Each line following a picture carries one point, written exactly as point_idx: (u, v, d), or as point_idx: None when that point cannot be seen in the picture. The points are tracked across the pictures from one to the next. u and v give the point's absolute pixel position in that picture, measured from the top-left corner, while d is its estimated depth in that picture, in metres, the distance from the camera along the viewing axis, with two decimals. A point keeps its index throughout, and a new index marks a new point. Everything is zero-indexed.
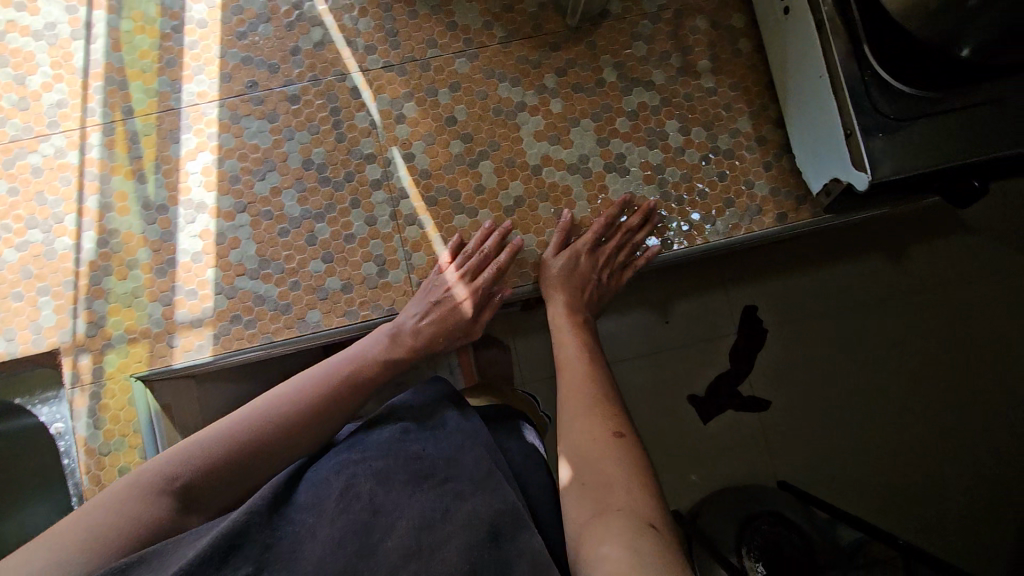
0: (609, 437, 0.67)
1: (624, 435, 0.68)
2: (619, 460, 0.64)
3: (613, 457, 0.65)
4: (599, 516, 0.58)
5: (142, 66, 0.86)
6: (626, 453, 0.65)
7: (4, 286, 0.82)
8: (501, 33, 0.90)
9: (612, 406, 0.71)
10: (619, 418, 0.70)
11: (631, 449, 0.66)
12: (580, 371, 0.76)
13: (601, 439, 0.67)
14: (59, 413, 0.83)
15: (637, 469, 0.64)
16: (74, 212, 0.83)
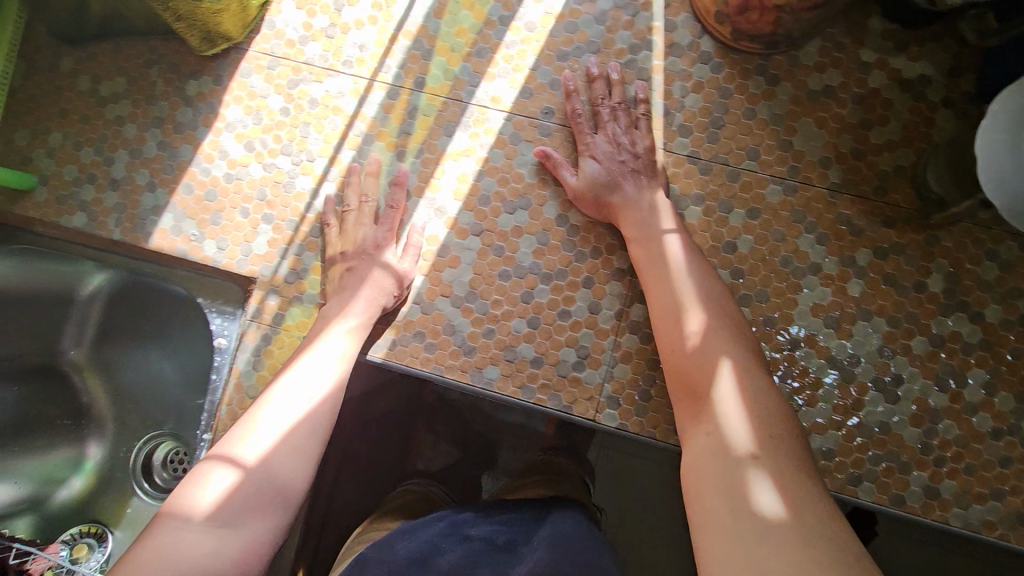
0: (743, 437, 0.54)
1: (758, 450, 0.53)
2: (780, 478, 0.50)
3: (756, 472, 0.51)
4: (744, 506, 0.49)
5: (453, 44, 0.81)
6: (781, 467, 0.51)
7: (237, 196, 0.82)
8: (835, 178, 0.75)
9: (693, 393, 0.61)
10: (756, 426, 0.55)
11: (776, 448, 0.53)
12: (670, 369, 0.65)
13: (714, 437, 0.55)
14: (227, 329, 0.82)
15: (777, 465, 0.51)
16: (327, 158, 0.81)
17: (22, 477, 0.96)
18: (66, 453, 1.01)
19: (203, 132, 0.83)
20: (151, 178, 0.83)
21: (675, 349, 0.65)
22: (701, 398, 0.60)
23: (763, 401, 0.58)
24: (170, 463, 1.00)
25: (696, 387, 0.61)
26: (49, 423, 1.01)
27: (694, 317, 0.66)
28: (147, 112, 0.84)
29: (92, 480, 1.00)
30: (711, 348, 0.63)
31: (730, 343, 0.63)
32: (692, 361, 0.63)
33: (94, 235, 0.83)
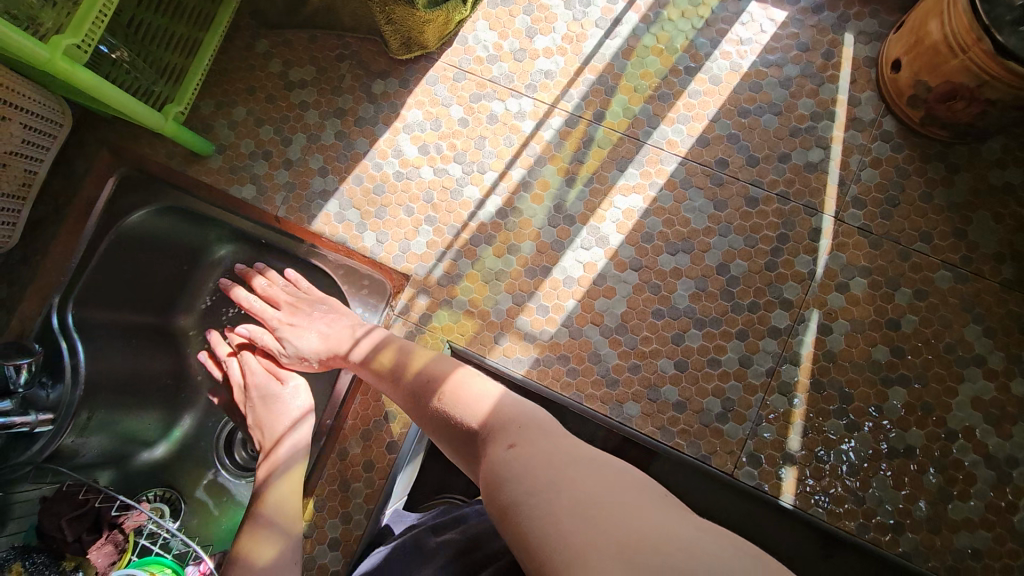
0: (513, 455, 0.50)
1: (517, 443, 0.52)
2: (590, 485, 0.47)
3: (525, 469, 0.48)
4: (545, 510, 0.44)
5: (637, 85, 0.83)
6: (531, 456, 0.49)
7: (404, 195, 0.84)
8: (1008, 274, 0.75)
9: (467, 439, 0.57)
10: (514, 426, 0.54)
11: (548, 456, 0.49)
12: (442, 439, 0.59)
13: (494, 472, 0.50)
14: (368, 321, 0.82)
15: (563, 480, 0.47)
16: (498, 172, 0.83)
17: (114, 430, 0.95)
18: (156, 417, 1.00)
19: (382, 129, 0.86)
20: (325, 165, 0.86)
21: (453, 422, 0.58)
22: (512, 440, 0.52)
23: (539, 438, 0.53)
24: (250, 443, 1.04)
25: (501, 437, 0.54)
26: (142, 385, 0.98)
27: (452, 381, 0.61)
28: (330, 101, 0.87)
29: (176, 450, 1.01)
30: (461, 427, 0.58)
31: (475, 390, 0.60)
32: (467, 432, 0.57)
33: (261, 209, 0.87)
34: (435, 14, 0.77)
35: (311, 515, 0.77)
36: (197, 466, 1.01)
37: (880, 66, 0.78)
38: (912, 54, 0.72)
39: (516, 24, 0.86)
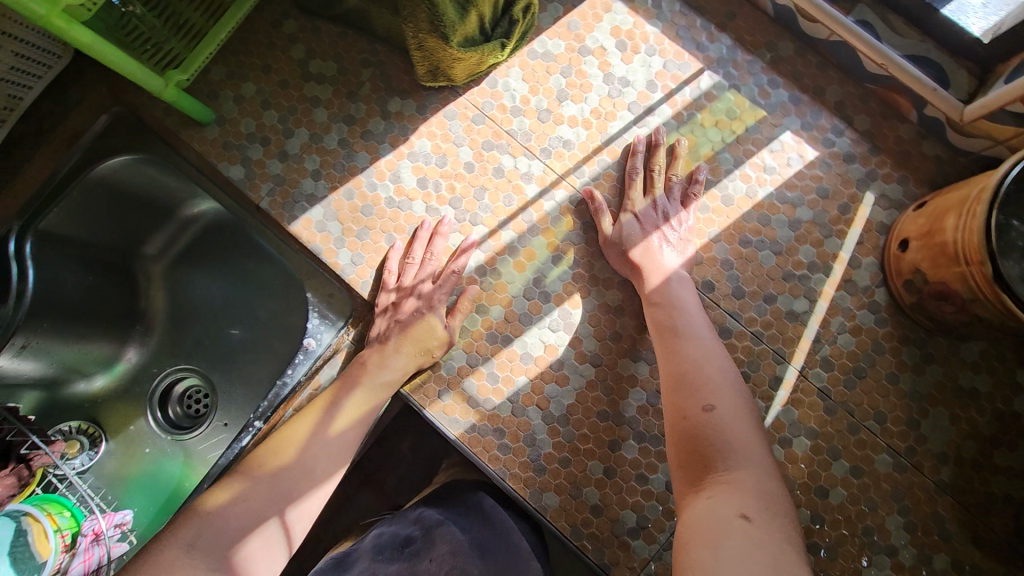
0: (725, 513, 0.48)
1: (750, 517, 0.47)
2: (740, 558, 0.43)
3: (715, 537, 0.46)
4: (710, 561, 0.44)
5: (651, 182, 0.81)
6: (748, 539, 0.45)
7: (390, 223, 0.82)
8: (945, 475, 0.75)
9: (701, 463, 0.56)
10: (745, 493, 0.51)
11: (750, 535, 0.45)
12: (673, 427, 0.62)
13: (702, 511, 0.50)
14: (319, 333, 0.82)
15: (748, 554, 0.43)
16: (488, 229, 0.82)
17: (55, 360, 0.93)
18: (102, 350, 0.98)
19: (387, 150, 0.84)
20: (319, 168, 0.84)
21: (699, 445, 0.58)
22: (744, 504, 0.49)
23: (773, 523, 0.47)
24: (187, 400, 1.02)
25: (739, 496, 0.50)
26: (91, 319, 0.96)
27: (728, 416, 0.60)
28: (342, 105, 0.85)
29: (116, 386, 1.00)
30: (695, 434, 0.59)
31: (739, 428, 0.59)
32: (694, 449, 0.58)
33: (244, 194, 0.85)
34: (467, 54, 0.77)
35: None
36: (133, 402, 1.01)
37: (889, 238, 0.77)
38: (921, 242, 0.71)
39: (548, 83, 0.84)
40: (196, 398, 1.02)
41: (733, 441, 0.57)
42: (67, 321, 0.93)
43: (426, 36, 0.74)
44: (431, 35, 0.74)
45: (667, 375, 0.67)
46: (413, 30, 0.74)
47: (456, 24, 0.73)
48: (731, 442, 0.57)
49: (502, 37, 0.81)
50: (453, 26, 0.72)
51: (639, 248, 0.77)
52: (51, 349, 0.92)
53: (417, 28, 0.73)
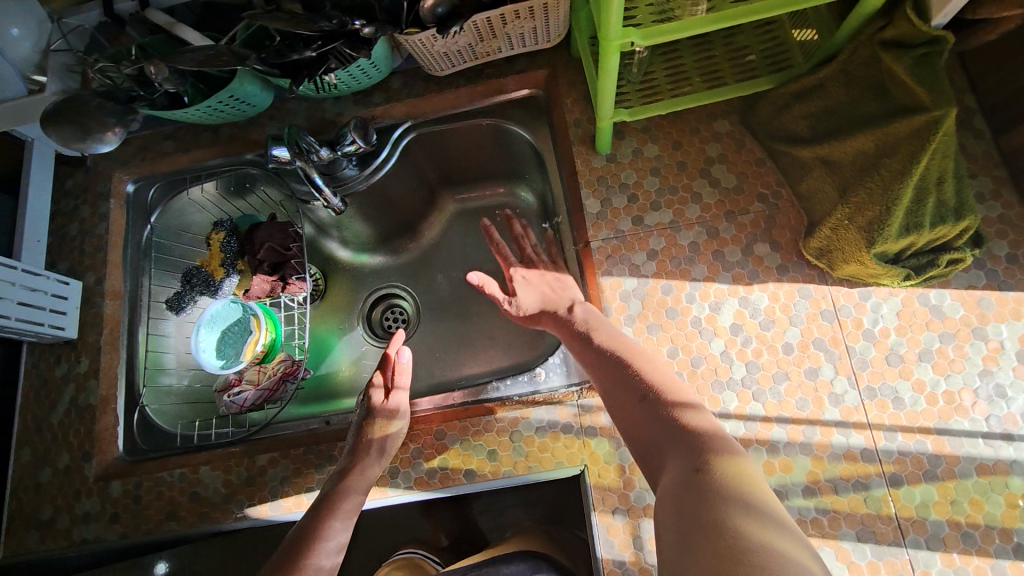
0: (688, 477, 0.57)
1: (701, 468, 0.57)
2: (710, 496, 0.53)
3: (685, 493, 0.55)
4: (686, 517, 0.52)
5: (958, 501, 0.71)
6: (711, 486, 0.54)
7: (683, 338, 0.82)
8: None
9: (650, 453, 0.65)
10: (692, 450, 0.60)
11: (712, 482, 0.54)
12: (608, 395, 0.72)
13: (670, 480, 0.58)
14: (552, 369, 0.88)
15: (718, 500, 0.52)
16: (764, 413, 0.77)
17: (341, 225, 1.17)
18: (365, 237, 1.21)
19: (726, 279, 0.83)
20: (659, 251, 0.86)
21: (656, 420, 0.66)
22: (699, 461, 0.58)
23: (718, 463, 0.57)
24: (392, 313, 1.23)
25: (693, 455, 0.59)
26: (383, 217, 1.17)
27: (674, 382, 0.71)
28: (716, 217, 0.86)
29: (352, 265, 1.24)
30: (628, 388, 0.70)
31: (671, 394, 0.68)
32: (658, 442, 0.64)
33: (584, 226, 0.90)
34: (870, 264, 0.73)
35: None
36: (355, 284, 1.24)
37: None
38: None
39: (920, 336, 0.77)
40: (397, 315, 1.22)
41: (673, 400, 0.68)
42: (367, 207, 1.14)
43: (851, 223, 0.73)
44: (855, 226, 0.72)
45: (601, 385, 0.73)
46: (842, 213, 0.73)
47: (890, 237, 0.69)
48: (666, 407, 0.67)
49: (910, 268, 0.76)
50: (887, 237, 0.69)
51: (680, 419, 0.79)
52: (344, 217, 1.16)
53: (851, 211, 0.72)
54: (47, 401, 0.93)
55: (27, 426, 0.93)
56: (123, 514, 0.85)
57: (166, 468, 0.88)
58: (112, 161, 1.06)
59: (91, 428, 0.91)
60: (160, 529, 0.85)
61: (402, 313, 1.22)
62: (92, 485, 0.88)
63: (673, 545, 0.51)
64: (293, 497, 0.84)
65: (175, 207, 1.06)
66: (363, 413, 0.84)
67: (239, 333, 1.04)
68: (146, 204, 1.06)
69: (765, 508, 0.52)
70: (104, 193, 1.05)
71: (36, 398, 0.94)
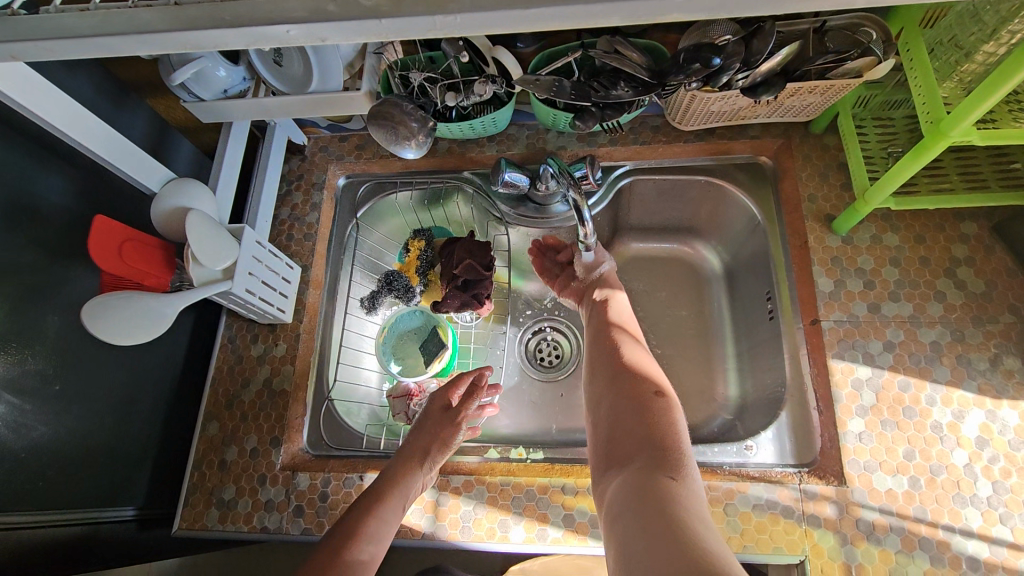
0: (658, 479, 0.64)
1: (670, 476, 0.64)
2: (671, 501, 0.61)
3: (646, 494, 0.62)
4: (644, 513, 0.60)
5: None
6: (661, 492, 0.62)
7: (921, 442, 0.79)
8: None
9: (619, 453, 0.71)
10: (670, 462, 0.67)
11: (676, 491, 0.62)
12: (629, 403, 0.77)
13: (636, 471, 0.66)
14: (763, 447, 0.85)
15: (677, 505, 0.60)
16: (1013, 539, 0.73)
17: (519, 247, 1.14)
18: (535, 265, 1.17)
19: (970, 387, 0.80)
20: (896, 343, 0.84)
21: (642, 431, 0.72)
22: (664, 469, 0.66)
23: (683, 476, 0.65)
24: (547, 348, 1.19)
25: (659, 462, 0.67)
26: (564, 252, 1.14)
27: (669, 404, 0.76)
28: (962, 320, 0.84)
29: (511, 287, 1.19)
30: (634, 415, 0.74)
31: (672, 416, 0.74)
32: (636, 442, 0.70)
33: (814, 304, 0.88)
34: None
35: (580, 483, 0.83)
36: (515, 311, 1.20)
37: None
38: None
39: None
40: (551, 349, 1.18)
41: (640, 425, 0.72)
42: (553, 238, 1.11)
43: None
44: None
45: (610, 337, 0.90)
46: None
47: None
48: (640, 424, 0.73)
49: None
50: None
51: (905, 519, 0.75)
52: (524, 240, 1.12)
53: None
54: (241, 379, 0.94)
55: (218, 400, 0.93)
56: (308, 510, 0.84)
57: (356, 470, 0.86)
58: (329, 154, 1.09)
59: (284, 415, 0.90)
60: None
61: (558, 348, 1.19)
62: (278, 472, 0.87)
63: (635, 526, 0.59)
64: (486, 528, 0.81)
65: (380, 207, 1.08)
66: (424, 421, 0.85)
67: (423, 341, 1.04)
68: (353, 200, 1.07)
69: (705, 521, 0.59)
70: (317, 184, 1.07)
71: (230, 373, 0.94)
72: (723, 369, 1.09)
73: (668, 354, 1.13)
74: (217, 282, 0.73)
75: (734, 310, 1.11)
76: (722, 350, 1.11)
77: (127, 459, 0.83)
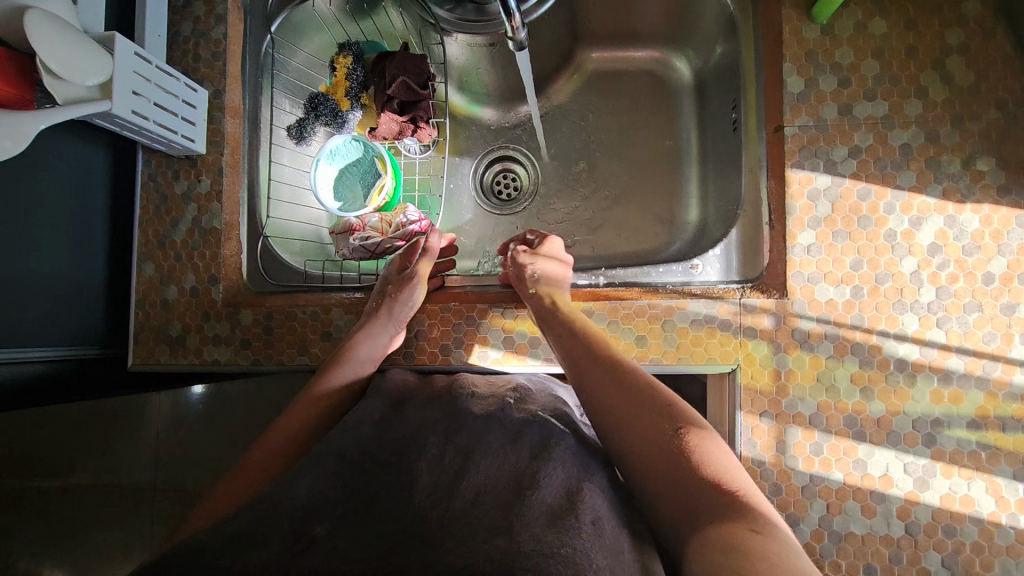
0: (743, 538, 0.43)
1: (759, 532, 0.44)
2: (777, 567, 0.40)
3: (737, 556, 0.40)
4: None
5: None
6: (762, 557, 0.40)
7: (870, 252, 0.76)
8: None
9: (679, 509, 0.49)
10: (748, 513, 0.46)
11: (775, 552, 0.41)
12: (650, 433, 0.55)
13: (706, 531, 0.45)
14: (708, 263, 0.83)
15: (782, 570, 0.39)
16: (946, 342, 0.73)
17: (464, 60, 1.01)
18: (484, 83, 1.05)
19: (935, 193, 0.75)
20: (863, 148, 0.77)
21: (695, 472, 0.51)
22: (739, 522, 0.45)
23: (767, 530, 0.44)
24: (505, 180, 1.11)
25: (728, 515, 0.46)
26: (512, 66, 1.01)
27: (703, 437, 0.55)
28: (939, 119, 0.76)
29: (461, 110, 1.09)
30: (667, 459, 0.53)
31: (711, 446, 0.54)
32: (682, 493, 0.50)
33: (779, 108, 0.79)
34: None
35: (520, 307, 0.82)
36: (465, 141, 1.10)
37: None
38: None
39: None
40: (509, 181, 1.10)
41: (685, 470, 0.51)
42: (498, 48, 0.98)
43: None
44: None
45: (587, 358, 0.67)
46: None
47: None
48: (683, 465, 0.52)
49: None
50: None
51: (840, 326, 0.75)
52: (468, 50, 0.99)
53: None
54: (169, 219, 0.89)
55: (149, 241, 0.89)
56: (255, 344, 0.84)
57: (297, 303, 0.85)
58: None
59: (218, 253, 0.87)
60: (290, 360, 0.83)
61: (515, 181, 1.10)
62: (220, 308, 0.86)
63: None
64: (428, 351, 0.83)
65: (297, 18, 0.93)
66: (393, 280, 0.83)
67: (363, 173, 0.98)
68: (265, 13, 0.91)
69: None
70: None
71: (157, 213, 0.89)
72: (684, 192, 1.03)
73: (628, 178, 1.06)
74: (93, 102, 0.65)
75: (701, 126, 1.02)
76: (685, 170, 1.03)
77: (63, 298, 0.81)
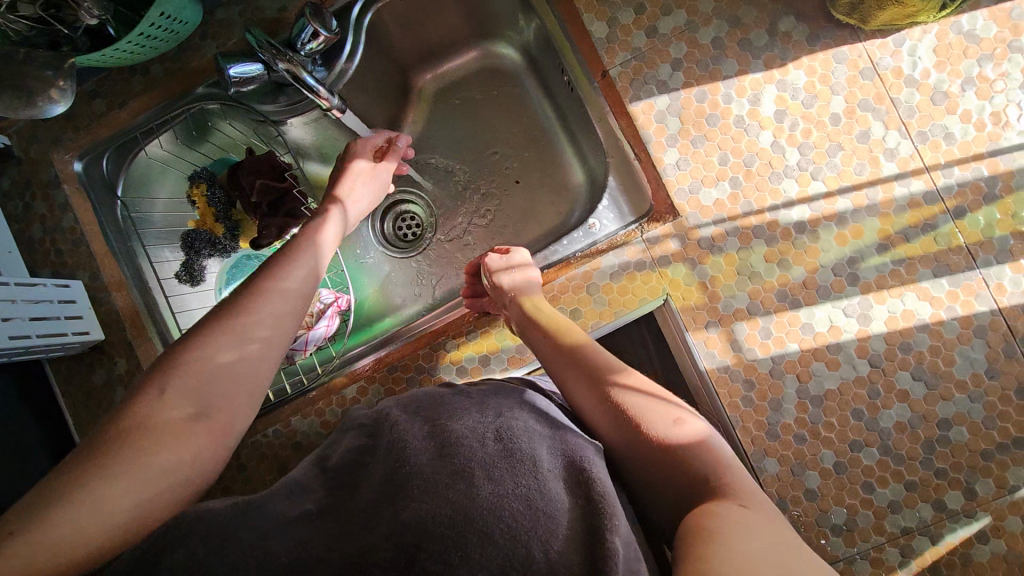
0: (616, 386, 0.64)
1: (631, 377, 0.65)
2: (641, 402, 0.62)
3: (627, 401, 0.62)
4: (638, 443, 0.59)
5: (1019, 212, 0.75)
6: (638, 397, 0.62)
7: (730, 142, 0.80)
8: None
9: (576, 368, 0.67)
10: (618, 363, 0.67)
11: (633, 388, 0.64)
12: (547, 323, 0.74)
13: (594, 383, 0.65)
14: (603, 217, 0.85)
15: (645, 407, 0.61)
16: (826, 190, 0.78)
17: (313, 138, 1.03)
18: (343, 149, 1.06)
19: (758, 67, 0.80)
20: (682, 58, 0.81)
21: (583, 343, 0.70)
22: (612, 373, 0.65)
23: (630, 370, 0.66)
24: (404, 222, 1.12)
25: (610, 366, 0.66)
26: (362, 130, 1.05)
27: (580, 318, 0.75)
28: (732, 3, 0.81)
29: None
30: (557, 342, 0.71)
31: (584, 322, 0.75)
32: (574, 358, 0.68)
33: (596, 56, 0.83)
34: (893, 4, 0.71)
35: (459, 336, 0.84)
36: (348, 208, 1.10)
37: None
38: None
39: (960, 67, 0.77)
40: (408, 222, 1.12)
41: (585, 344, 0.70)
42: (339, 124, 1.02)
43: None
44: None
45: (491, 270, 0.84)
46: None
47: None
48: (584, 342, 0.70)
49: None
50: None
51: (736, 220, 0.80)
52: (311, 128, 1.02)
53: None
54: (104, 409, 0.89)
55: None
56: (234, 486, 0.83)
57: (257, 430, 0.85)
58: (46, 143, 0.92)
59: None
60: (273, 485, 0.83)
61: (414, 219, 1.12)
62: None
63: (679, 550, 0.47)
64: None
65: (138, 173, 0.93)
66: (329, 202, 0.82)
67: None
68: (103, 178, 0.92)
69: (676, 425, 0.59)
70: (53, 181, 0.92)
71: (90, 410, 0.89)
72: (561, 160, 1.06)
73: (509, 170, 1.09)
74: None
75: (548, 95, 1.05)
76: (553, 139, 1.07)
77: None
